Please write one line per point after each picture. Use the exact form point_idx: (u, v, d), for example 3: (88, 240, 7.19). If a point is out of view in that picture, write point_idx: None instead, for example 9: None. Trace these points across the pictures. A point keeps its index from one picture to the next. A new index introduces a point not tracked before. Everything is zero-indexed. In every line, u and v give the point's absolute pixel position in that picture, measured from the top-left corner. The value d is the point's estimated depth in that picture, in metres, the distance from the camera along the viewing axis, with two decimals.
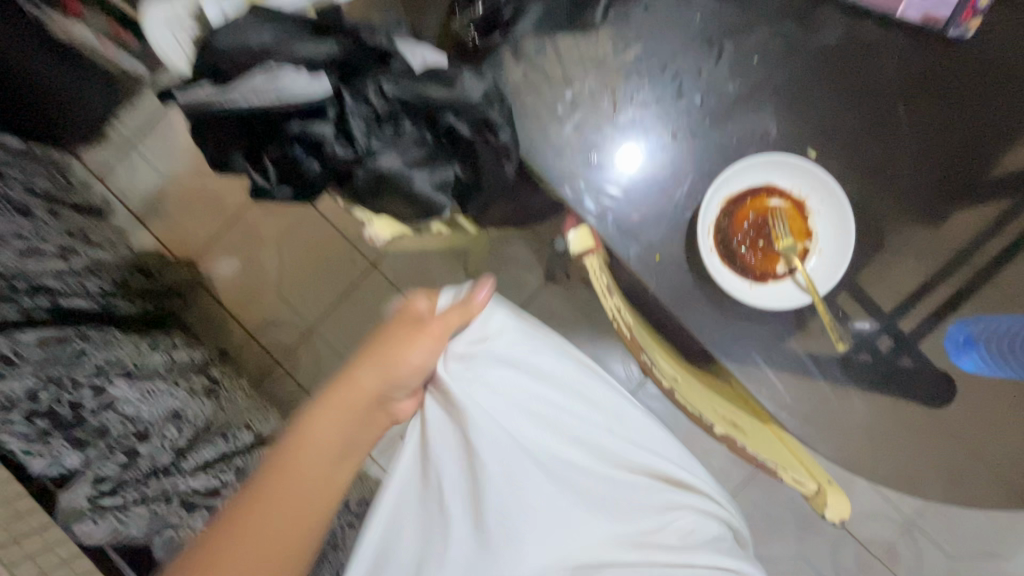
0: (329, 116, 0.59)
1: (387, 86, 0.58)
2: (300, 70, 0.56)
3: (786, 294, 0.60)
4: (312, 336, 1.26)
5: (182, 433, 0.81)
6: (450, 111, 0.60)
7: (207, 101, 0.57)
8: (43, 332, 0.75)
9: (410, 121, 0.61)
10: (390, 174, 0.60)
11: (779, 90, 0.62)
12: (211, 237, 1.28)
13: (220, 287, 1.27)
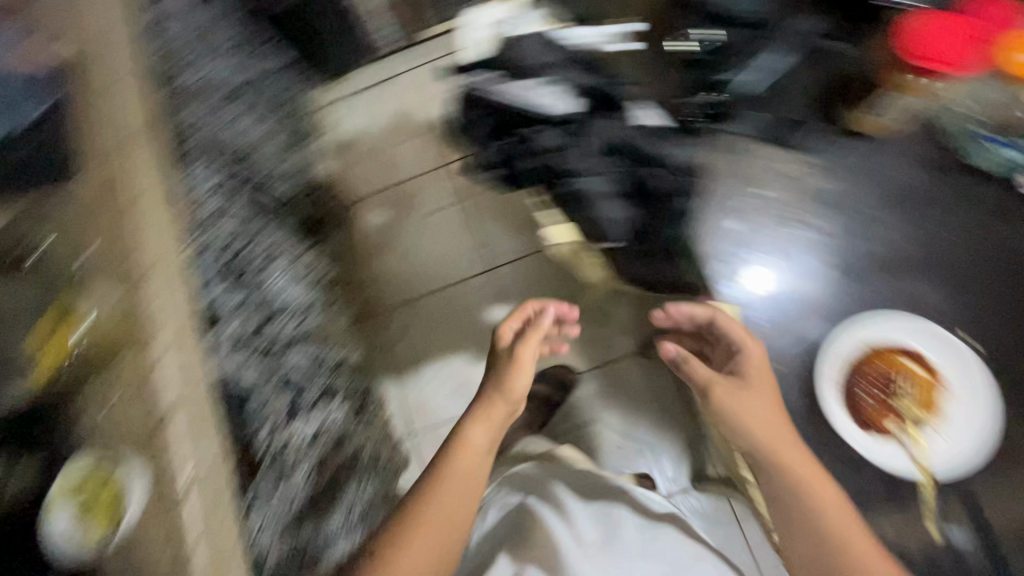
0: (562, 133, 0.73)
1: (617, 133, 0.73)
2: (554, 94, 0.74)
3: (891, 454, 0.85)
4: (412, 307, 1.38)
5: (298, 326, 0.91)
6: (645, 166, 0.72)
7: (479, 89, 0.77)
8: (239, 204, 0.91)
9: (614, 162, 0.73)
10: (583, 195, 0.72)
11: None
12: (369, 191, 1.45)
13: (357, 234, 1.41)
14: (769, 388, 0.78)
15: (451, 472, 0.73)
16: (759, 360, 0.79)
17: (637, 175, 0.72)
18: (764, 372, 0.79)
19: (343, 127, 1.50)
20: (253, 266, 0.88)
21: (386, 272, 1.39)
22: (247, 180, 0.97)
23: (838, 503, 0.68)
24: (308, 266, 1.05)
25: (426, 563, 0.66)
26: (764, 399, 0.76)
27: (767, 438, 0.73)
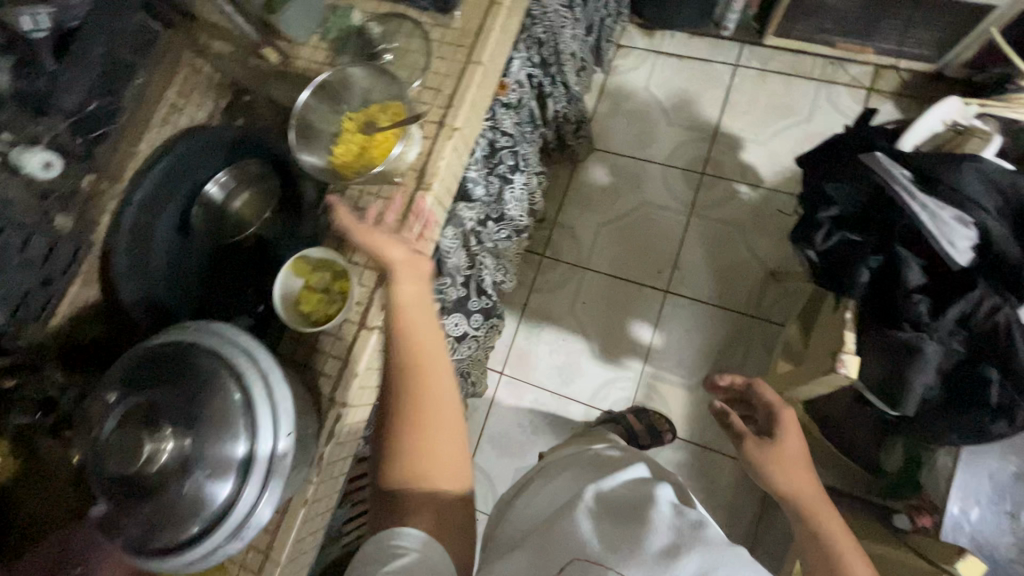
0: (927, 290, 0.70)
1: (989, 305, 0.67)
2: (963, 247, 0.67)
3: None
4: (575, 273, 1.37)
5: (501, 237, 0.93)
6: (990, 367, 0.68)
7: (892, 177, 0.70)
8: (529, 102, 0.92)
9: (960, 340, 0.70)
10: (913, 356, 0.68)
11: None
12: (613, 151, 1.42)
13: (577, 181, 1.41)
14: (805, 459, 0.70)
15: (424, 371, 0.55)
16: (793, 423, 0.72)
17: (976, 370, 0.69)
18: (799, 435, 0.71)
19: (629, 78, 1.45)
20: (509, 163, 0.89)
21: (579, 228, 1.39)
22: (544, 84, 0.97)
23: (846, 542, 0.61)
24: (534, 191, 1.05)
25: (449, 457, 0.56)
26: (795, 461, 0.68)
27: (795, 495, 0.66)
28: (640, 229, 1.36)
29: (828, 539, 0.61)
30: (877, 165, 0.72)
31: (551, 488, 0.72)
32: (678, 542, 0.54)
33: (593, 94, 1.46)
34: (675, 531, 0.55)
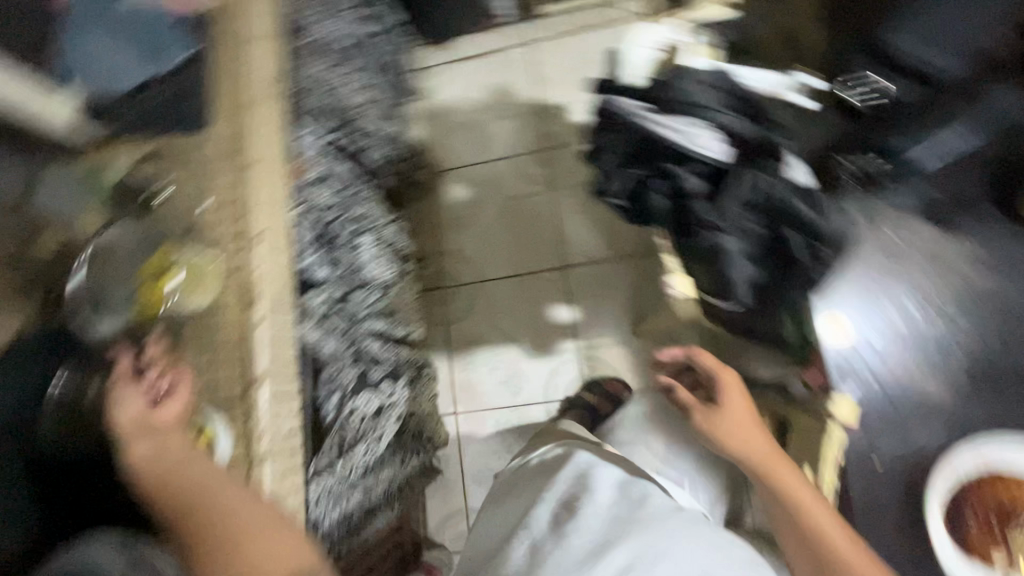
0: (709, 193, 0.75)
1: (762, 181, 0.72)
2: (714, 145, 0.75)
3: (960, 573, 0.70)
4: (479, 289, 1.38)
5: (377, 301, 0.92)
6: (788, 228, 0.73)
7: (631, 114, 0.79)
8: (344, 168, 0.92)
9: (758, 218, 0.74)
10: (722, 253, 0.73)
11: None
12: (459, 164, 1.44)
13: (440, 206, 1.42)
14: (750, 411, 0.82)
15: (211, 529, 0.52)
16: (731, 381, 0.84)
17: (780, 239, 0.73)
18: (739, 394, 0.83)
19: (445, 95, 1.49)
20: (348, 231, 0.89)
21: (462, 247, 1.40)
22: (352, 144, 0.98)
23: (798, 485, 0.73)
24: (394, 240, 1.05)
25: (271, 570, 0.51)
26: (739, 418, 0.80)
27: (745, 451, 0.77)
28: (516, 222, 1.40)
29: (783, 485, 0.73)
30: (619, 113, 0.80)
31: (503, 513, 0.75)
32: (616, 524, 0.62)
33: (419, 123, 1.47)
34: (614, 513, 0.64)
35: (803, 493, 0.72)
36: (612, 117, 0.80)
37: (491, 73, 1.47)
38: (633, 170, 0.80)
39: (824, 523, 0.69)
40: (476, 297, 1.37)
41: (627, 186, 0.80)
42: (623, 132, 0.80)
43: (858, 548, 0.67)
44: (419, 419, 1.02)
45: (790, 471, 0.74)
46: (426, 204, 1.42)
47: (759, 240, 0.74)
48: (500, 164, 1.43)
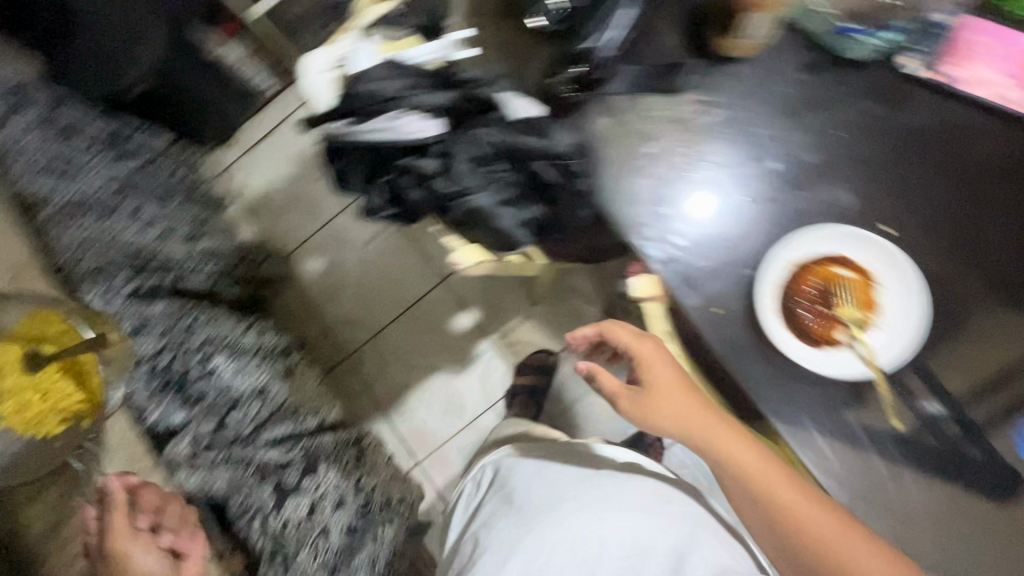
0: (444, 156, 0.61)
1: (492, 133, 0.60)
2: (423, 117, 0.60)
3: (837, 365, 0.61)
4: (379, 341, 1.36)
5: (261, 412, 0.89)
6: (540, 160, 0.61)
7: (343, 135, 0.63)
8: (168, 304, 0.91)
9: (507, 165, 0.62)
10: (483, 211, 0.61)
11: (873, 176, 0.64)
12: (304, 239, 1.42)
13: (305, 285, 1.40)
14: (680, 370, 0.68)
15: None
16: (648, 345, 0.70)
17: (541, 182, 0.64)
18: (660, 351, 0.69)
19: (259, 182, 1.46)
20: (197, 359, 0.88)
21: (344, 313, 1.38)
22: (170, 277, 0.96)
23: (739, 448, 0.63)
24: (264, 344, 1.01)
25: None
26: (673, 398, 0.66)
27: (683, 431, 0.65)
28: (381, 265, 1.39)
29: (723, 454, 0.63)
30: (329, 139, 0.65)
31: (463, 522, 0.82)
32: (523, 513, 0.70)
33: (246, 220, 1.44)
34: (522, 503, 0.72)
35: (745, 458, 0.62)
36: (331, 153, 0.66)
37: (291, 143, 1.45)
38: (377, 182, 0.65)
39: (770, 481, 0.60)
40: (379, 351, 1.36)
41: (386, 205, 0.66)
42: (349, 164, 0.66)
43: (805, 493, 0.59)
44: (381, 487, 0.99)
45: (730, 433, 0.64)
46: (291, 291, 1.39)
47: (520, 191, 0.63)
48: (341, 221, 1.42)
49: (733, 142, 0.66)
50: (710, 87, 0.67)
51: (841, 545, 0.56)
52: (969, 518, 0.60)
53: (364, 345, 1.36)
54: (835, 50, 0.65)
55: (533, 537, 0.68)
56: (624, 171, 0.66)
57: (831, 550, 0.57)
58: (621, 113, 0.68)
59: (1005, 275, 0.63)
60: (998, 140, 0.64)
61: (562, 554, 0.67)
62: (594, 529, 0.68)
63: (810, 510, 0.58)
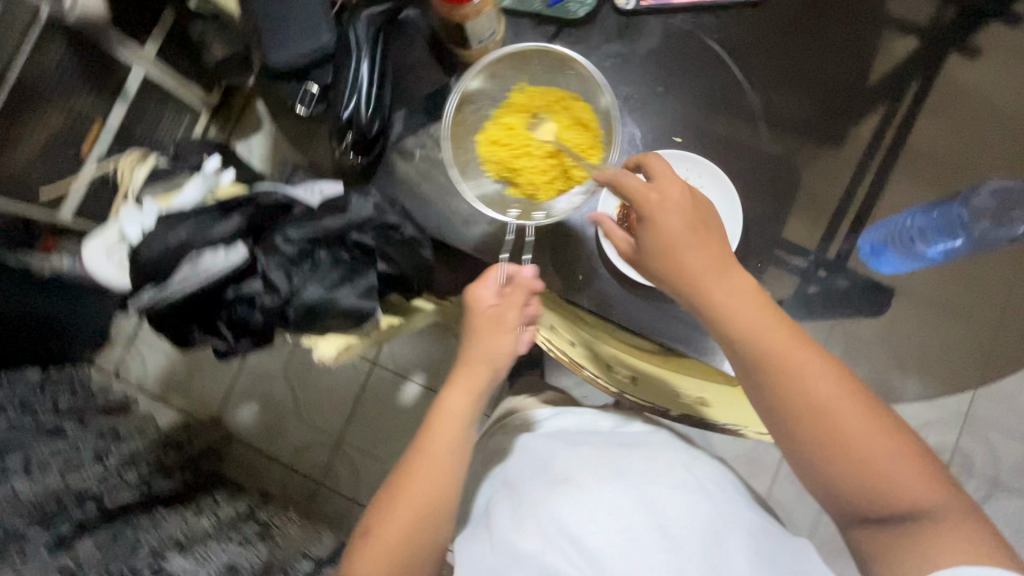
0: (258, 271, 0.56)
1: (291, 231, 0.56)
2: (217, 248, 0.54)
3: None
4: (344, 450, 1.31)
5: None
6: (356, 229, 0.58)
7: (151, 306, 0.55)
8: (100, 533, 0.89)
9: (326, 250, 0.58)
10: (319, 305, 0.56)
11: (647, 108, 0.72)
12: (225, 395, 1.37)
13: (248, 436, 1.34)
14: (716, 253, 0.58)
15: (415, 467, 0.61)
16: (681, 226, 0.57)
17: (368, 252, 0.60)
18: (700, 231, 0.58)
19: (155, 364, 1.39)
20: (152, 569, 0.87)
21: (301, 443, 1.33)
22: (95, 507, 0.95)
23: (780, 333, 0.55)
24: (224, 517, 1.04)
25: None
26: (686, 244, 0.57)
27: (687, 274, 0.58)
28: (314, 381, 1.35)
29: (739, 321, 0.56)
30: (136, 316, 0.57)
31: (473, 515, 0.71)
32: (552, 479, 0.64)
33: (162, 403, 1.38)
34: (544, 473, 0.66)
35: (789, 345, 0.54)
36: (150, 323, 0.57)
37: None
38: (227, 325, 0.58)
39: (806, 371, 0.54)
40: (349, 460, 1.31)
41: (246, 342, 0.60)
42: (183, 325, 0.58)
43: (835, 382, 0.54)
44: None
45: (775, 317, 0.55)
46: (239, 449, 1.34)
47: (352, 266, 0.59)
48: (254, 360, 1.37)
49: None
50: None
51: (861, 432, 0.52)
52: (858, 338, 0.69)
53: (332, 462, 1.31)
54: (561, 16, 0.71)
55: (567, 500, 0.61)
56: (448, 200, 0.70)
57: (847, 436, 0.53)
58: (418, 152, 0.70)
59: (788, 135, 0.72)
60: (730, 29, 0.72)
61: (615, 510, 0.60)
62: (638, 487, 0.62)
63: (837, 398, 0.53)
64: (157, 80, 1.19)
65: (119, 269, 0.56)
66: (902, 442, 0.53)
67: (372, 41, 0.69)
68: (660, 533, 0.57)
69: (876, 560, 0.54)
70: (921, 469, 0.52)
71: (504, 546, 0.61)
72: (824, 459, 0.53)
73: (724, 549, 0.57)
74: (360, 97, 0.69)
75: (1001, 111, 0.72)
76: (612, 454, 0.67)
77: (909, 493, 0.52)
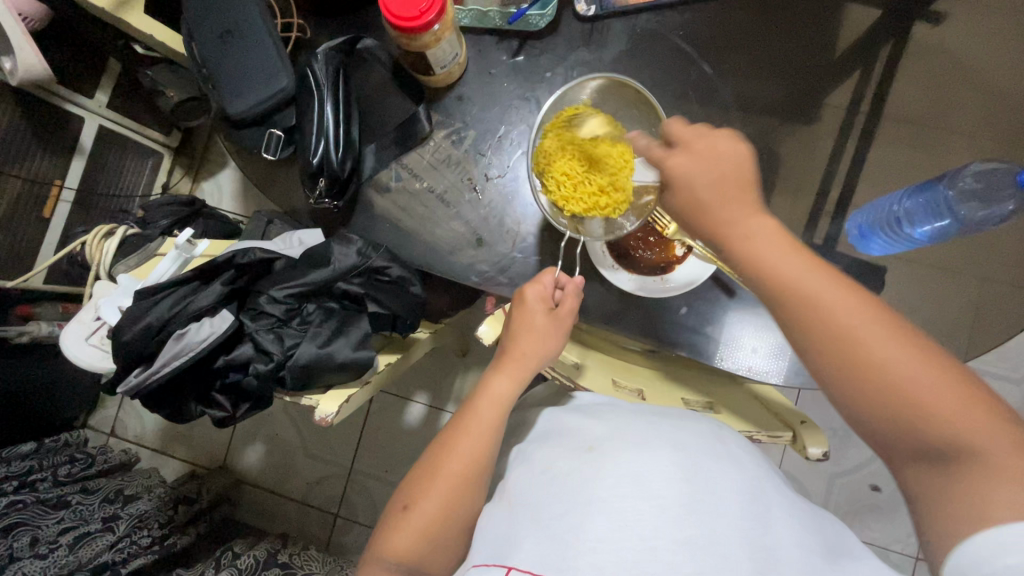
0: (246, 336, 0.55)
1: (275, 291, 0.56)
2: (201, 319, 0.53)
3: (694, 275, 0.65)
4: (356, 478, 1.30)
5: None
6: (341, 279, 0.57)
7: (141, 387, 0.53)
8: None
9: (315, 303, 0.58)
10: (314, 363, 0.54)
11: None
12: (228, 439, 1.35)
13: (257, 478, 1.33)
14: (746, 201, 0.49)
15: (452, 443, 0.60)
16: (709, 177, 0.50)
17: (358, 300, 0.59)
18: (741, 187, 0.50)
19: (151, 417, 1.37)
20: None
21: (311, 477, 1.31)
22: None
23: (798, 268, 0.46)
24: (243, 567, 1.03)
25: None
26: (703, 171, 0.50)
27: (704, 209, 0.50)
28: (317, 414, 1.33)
29: (749, 242, 0.48)
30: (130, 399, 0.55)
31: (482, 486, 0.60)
32: (576, 448, 0.54)
33: (166, 455, 1.36)
34: (565, 445, 0.55)
35: (813, 276, 0.45)
36: (143, 402, 0.55)
37: None
38: (223, 391, 0.57)
39: (832, 300, 0.44)
40: (363, 488, 1.30)
41: (245, 407, 0.58)
42: (178, 399, 0.56)
43: (871, 315, 0.43)
44: None
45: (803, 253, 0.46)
46: (249, 491, 1.32)
47: (343, 317, 0.58)
48: None
49: (500, 151, 0.70)
50: (455, 118, 0.70)
51: (904, 370, 0.41)
52: None
53: (346, 492, 1.30)
54: (523, 29, 0.69)
55: (592, 468, 0.50)
56: (430, 230, 0.70)
57: (881, 366, 0.42)
58: (394, 185, 0.70)
59: (763, 124, 0.72)
60: (692, 23, 0.71)
61: (657, 476, 0.48)
62: (690, 455, 0.50)
63: (856, 316, 0.43)
64: (114, 129, 1.14)
65: (98, 353, 0.54)
66: (967, 389, 0.40)
67: (333, 79, 0.64)
68: (715, 492, 0.47)
69: (923, 510, 0.41)
70: (986, 415, 0.39)
71: (517, 532, 0.48)
72: (854, 393, 0.43)
73: (778, 527, 0.46)
74: (328, 141, 0.64)
75: (969, 74, 0.72)
76: (653, 423, 0.55)
77: (963, 436, 0.39)
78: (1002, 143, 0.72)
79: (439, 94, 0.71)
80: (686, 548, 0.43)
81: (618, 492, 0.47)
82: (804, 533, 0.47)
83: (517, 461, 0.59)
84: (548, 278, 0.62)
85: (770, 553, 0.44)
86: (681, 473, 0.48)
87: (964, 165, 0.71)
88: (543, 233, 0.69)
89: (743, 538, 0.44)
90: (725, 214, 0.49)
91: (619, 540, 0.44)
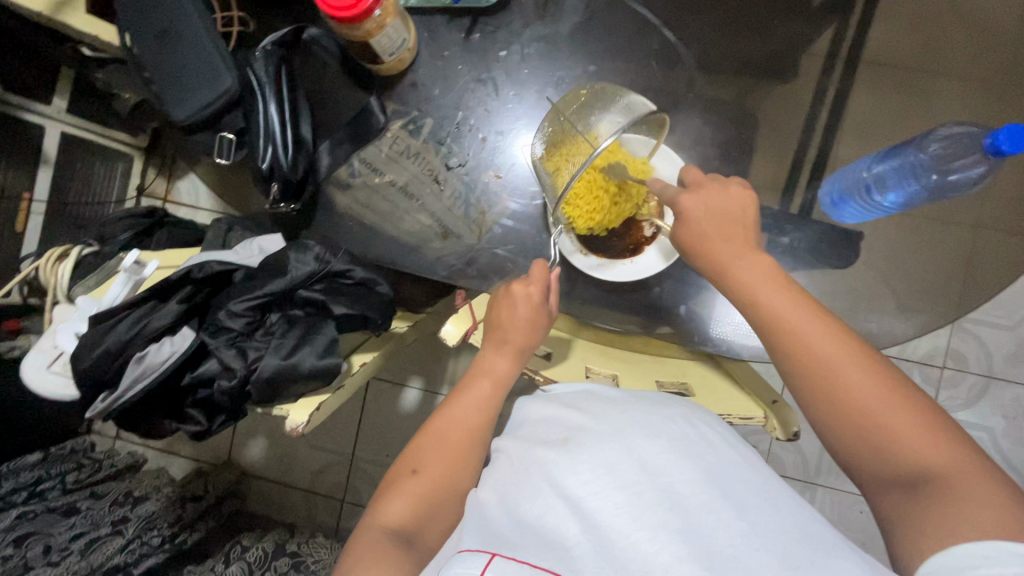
0: (210, 352, 0.55)
1: (234, 303, 0.55)
2: (160, 340, 0.53)
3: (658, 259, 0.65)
4: (358, 465, 1.33)
5: None
6: (302, 285, 0.56)
7: (110, 409, 0.53)
8: None
9: (277, 312, 0.57)
10: (279, 374, 0.54)
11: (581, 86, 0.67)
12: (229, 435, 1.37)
13: (262, 470, 1.36)
14: (741, 239, 0.52)
15: (428, 444, 0.59)
16: (715, 213, 0.53)
17: (321, 307, 0.57)
18: (738, 229, 0.52)
19: None
20: None
21: (316, 466, 1.34)
22: None
23: (809, 324, 0.47)
24: (252, 561, 1.06)
25: None
26: (715, 209, 0.53)
27: (705, 240, 0.53)
28: None
29: (746, 283, 0.50)
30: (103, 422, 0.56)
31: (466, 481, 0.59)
32: (550, 443, 0.52)
33: (172, 454, 1.38)
34: (540, 438, 0.54)
35: (819, 331, 0.47)
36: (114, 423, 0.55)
37: None
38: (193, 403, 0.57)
39: (818, 340, 0.47)
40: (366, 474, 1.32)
41: (217, 418, 0.58)
42: (149, 417, 0.56)
43: (867, 369, 0.45)
44: None
45: (792, 289, 0.49)
46: (256, 483, 1.36)
47: (308, 323, 0.57)
48: None
49: (460, 139, 0.68)
50: (410, 105, 0.68)
51: (877, 406, 0.44)
52: (833, 284, 0.69)
53: (350, 479, 1.33)
54: (473, 5, 0.66)
55: (568, 460, 0.49)
56: (394, 226, 0.68)
57: (854, 397, 0.45)
58: (354, 181, 0.68)
59: (735, 86, 0.68)
60: None
61: (630, 471, 0.47)
62: (658, 445, 0.50)
63: (838, 351, 0.46)
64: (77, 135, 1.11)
65: (61, 379, 0.54)
66: (931, 424, 0.44)
67: (275, 77, 0.62)
68: (683, 478, 0.47)
69: (897, 529, 0.44)
70: (956, 453, 0.43)
71: (502, 527, 0.47)
72: (829, 415, 0.46)
73: (744, 508, 0.45)
74: (276, 145, 0.61)
75: (947, 19, 0.68)
76: (630, 413, 0.54)
77: (927, 462, 0.43)
78: (984, 92, 0.68)
79: (392, 81, 0.67)
80: (659, 535, 0.43)
81: (600, 488, 0.46)
82: (778, 515, 0.45)
83: (493, 458, 0.57)
84: (542, 272, 0.60)
85: (744, 535, 0.43)
86: (652, 465, 0.48)
87: (944, 119, 0.67)
88: (510, 220, 0.67)
89: (713, 522, 0.43)
90: (721, 245, 0.52)
91: (597, 535, 0.43)
